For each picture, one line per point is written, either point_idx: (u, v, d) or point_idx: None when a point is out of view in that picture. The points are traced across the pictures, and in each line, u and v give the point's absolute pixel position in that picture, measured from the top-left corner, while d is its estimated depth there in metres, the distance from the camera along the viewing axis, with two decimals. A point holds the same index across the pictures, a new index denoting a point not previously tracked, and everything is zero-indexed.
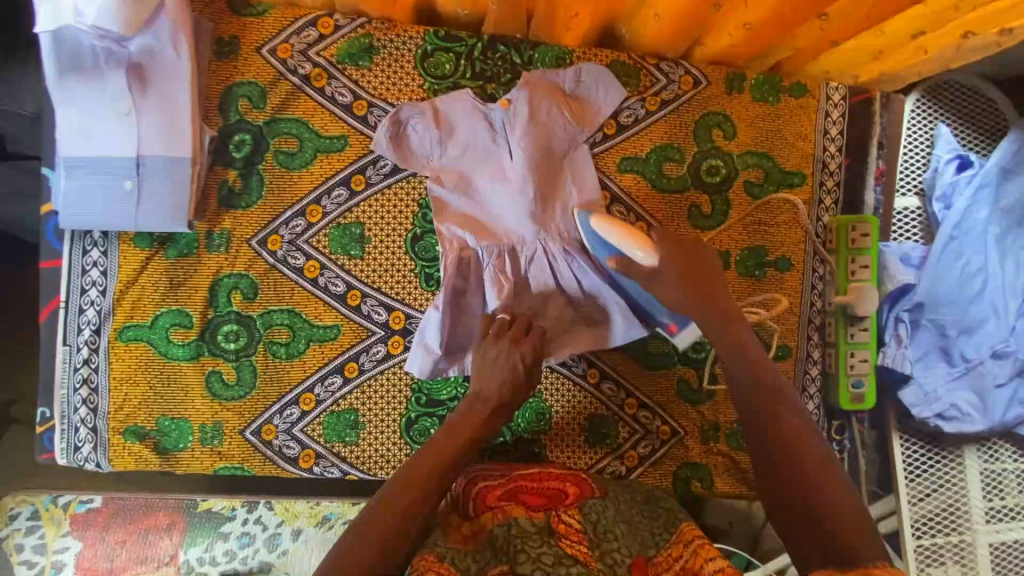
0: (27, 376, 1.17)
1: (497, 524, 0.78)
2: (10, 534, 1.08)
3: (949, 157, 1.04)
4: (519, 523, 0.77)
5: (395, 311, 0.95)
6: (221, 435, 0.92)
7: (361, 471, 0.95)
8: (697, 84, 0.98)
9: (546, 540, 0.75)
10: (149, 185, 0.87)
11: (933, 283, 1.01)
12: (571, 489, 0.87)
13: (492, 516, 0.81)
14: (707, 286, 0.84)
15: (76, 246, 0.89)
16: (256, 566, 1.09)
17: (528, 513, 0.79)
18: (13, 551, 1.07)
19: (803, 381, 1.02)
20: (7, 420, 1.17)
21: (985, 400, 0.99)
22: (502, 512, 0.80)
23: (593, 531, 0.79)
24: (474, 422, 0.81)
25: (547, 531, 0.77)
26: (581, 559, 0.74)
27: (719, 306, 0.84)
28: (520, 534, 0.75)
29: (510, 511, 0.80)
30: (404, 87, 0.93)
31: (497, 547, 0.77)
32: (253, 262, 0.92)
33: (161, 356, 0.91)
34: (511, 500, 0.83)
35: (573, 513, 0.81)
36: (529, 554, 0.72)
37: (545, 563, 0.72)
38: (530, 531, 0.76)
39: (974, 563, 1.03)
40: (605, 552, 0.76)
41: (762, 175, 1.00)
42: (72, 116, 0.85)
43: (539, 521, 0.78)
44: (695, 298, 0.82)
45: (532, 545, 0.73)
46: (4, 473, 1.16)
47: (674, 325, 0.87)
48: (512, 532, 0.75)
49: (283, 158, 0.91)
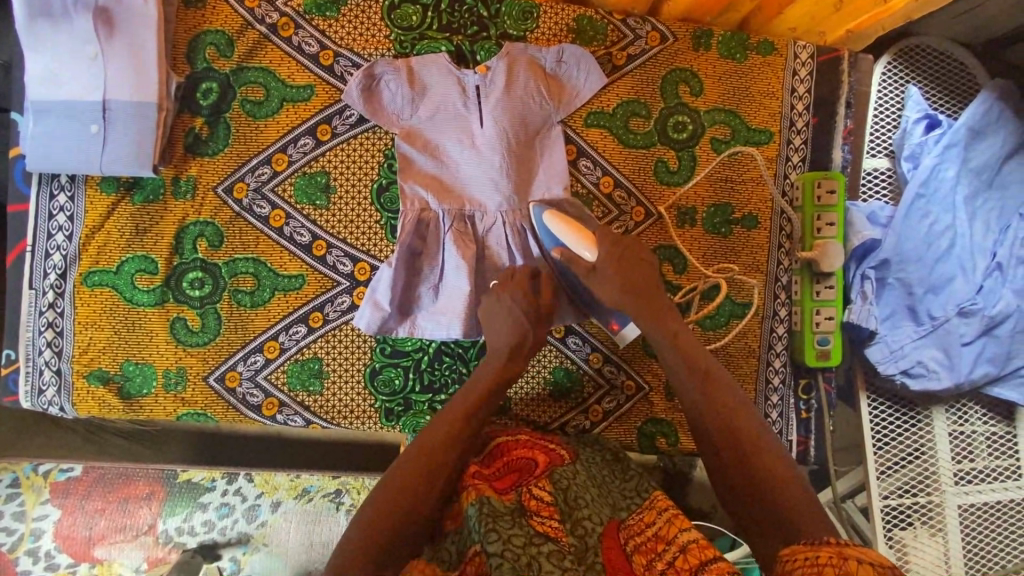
0: None
1: (469, 502, 0.71)
2: None
3: (918, 116, 1.03)
4: (492, 501, 0.71)
5: (361, 262, 0.95)
6: (184, 382, 0.93)
7: (324, 420, 0.95)
8: (664, 40, 0.98)
9: (518, 521, 0.70)
10: (115, 128, 0.88)
11: (900, 240, 1.02)
12: (539, 458, 0.82)
13: (463, 496, 0.74)
14: (644, 276, 0.86)
15: (44, 191, 0.91)
16: (234, 536, 1.10)
17: (499, 495, 0.74)
18: None
19: (769, 340, 1.02)
20: None
21: (950, 356, 0.99)
22: (475, 489, 0.73)
23: (563, 500, 0.75)
24: (469, 402, 0.81)
25: (519, 511, 0.72)
26: (552, 535, 0.70)
27: (636, 259, 0.87)
28: (492, 513, 0.69)
29: (482, 490, 0.73)
30: (370, 38, 0.94)
31: (469, 530, 0.70)
32: (218, 210, 0.93)
33: (127, 302, 0.91)
34: (482, 480, 0.76)
35: (544, 485, 0.76)
36: (500, 533, 0.67)
37: (517, 545, 0.66)
38: (502, 511, 0.70)
39: (943, 525, 1.02)
40: (576, 522, 0.72)
41: (729, 131, 1.00)
42: (39, 57, 0.86)
43: (509, 502, 0.73)
44: (633, 292, 0.84)
45: (504, 525, 0.68)
46: None
47: (616, 322, 0.95)
48: (483, 512, 0.69)
49: (250, 107, 0.93)
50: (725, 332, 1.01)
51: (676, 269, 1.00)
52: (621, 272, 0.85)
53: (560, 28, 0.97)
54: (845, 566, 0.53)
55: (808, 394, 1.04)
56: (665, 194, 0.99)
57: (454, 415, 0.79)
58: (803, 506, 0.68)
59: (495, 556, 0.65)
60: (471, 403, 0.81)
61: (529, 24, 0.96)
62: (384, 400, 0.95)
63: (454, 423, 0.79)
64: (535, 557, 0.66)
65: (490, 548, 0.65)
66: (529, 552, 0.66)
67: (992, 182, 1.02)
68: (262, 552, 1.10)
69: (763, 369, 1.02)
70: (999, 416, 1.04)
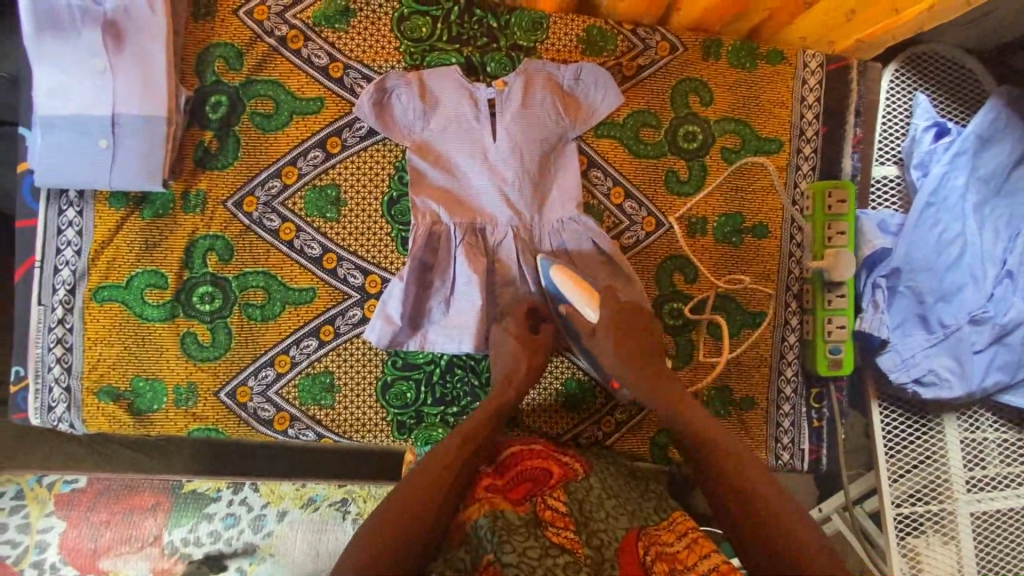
0: None
1: (481, 516, 0.72)
2: None
3: (927, 124, 1.03)
4: (506, 515, 0.72)
5: (372, 275, 0.95)
6: (196, 396, 0.92)
7: (337, 433, 0.94)
8: (674, 50, 0.98)
9: (533, 533, 0.71)
10: (124, 143, 0.87)
11: (910, 248, 1.02)
12: (554, 470, 0.82)
13: (478, 507, 0.74)
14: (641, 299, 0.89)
15: (53, 206, 0.90)
16: (241, 547, 1.08)
17: (514, 506, 0.75)
18: None
19: (780, 348, 1.02)
20: None
21: (963, 364, 0.99)
22: (487, 502, 0.74)
23: (579, 511, 0.76)
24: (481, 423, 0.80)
25: (535, 522, 0.73)
26: (569, 546, 0.71)
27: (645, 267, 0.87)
28: (506, 526, 0.71)
29: (496, 503, 0.74)
30: (380, 50, 0.93)
31: (481, 540, 0.71)
32: (228, 224, 0.92)
33: (136, 317, 0.91)
34: (495, 492, 0.77)
35: (559, 496, 0.77)
36: (515, 546, 0.68)
37: (533, 556, 0.69)
38: (517, 524, 0.72)
39: (956, 533, 1.02)
40: (592, 534, 0.74)
41: (740, 141, 1.00)
42: (48, 71, 0.85)
43: (524, 512, 0.74)
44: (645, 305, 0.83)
45: (518, 539, 0.69)
46: None
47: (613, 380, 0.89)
48: (497, 525, 0.71)
49: (259, 120, 0.92)
50: (736, 342, 1.01)
51: (687, 279, 1.00)
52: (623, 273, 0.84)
53: (570, 39, 0.97)
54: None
55: (820, 402, 1.04)
56: (675, 204, 0.99)
57: (464, 428, 0.79)
58: (792, 513, 0.68)
59: (510, 567, 0.67)
60: (483, 422, 0.80)
61: (539, 36, 0.96)
62: (396, 413, 0.95)
63: (466, 434, 0.78)
64: (551, 569, 0.68)
65: (506, 558, 0.67)
66: (545, 564, 0.68)
67: (999, 190, 1.02)
68: (269, 562, 1.07)
69: (774, 377, 1.02)
70: (1011, 424, 1.04)
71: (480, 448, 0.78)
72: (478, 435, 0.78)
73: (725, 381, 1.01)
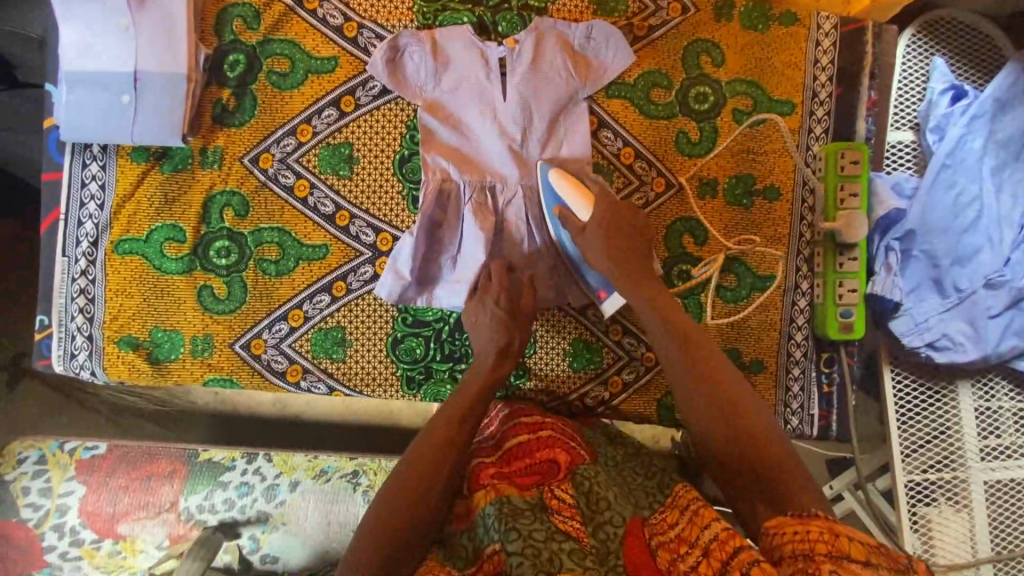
0: (27, 322, 1.16)
1: (488, 502, 0.70)
2: (17, 477, 1.05)
3: (944, 88, 1.01)
4: (512, 501, 0.69)
5: (383, 233, 0.96)
6: (211, 347, 0.94)
7: (347, 387, 0.96)
8: (685, 12, 0.99)
9: (539, 517, 0.68)
10: (145, 98, 0.90)
11: (925, 211, 1.00)
12: (561, 458, 0.78)
13: (483, 494, 0.73)
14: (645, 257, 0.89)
15: (77, 160, 0.93)
16: (255, 515, 1.06)
17: (520, 492, 0.72)
18: (20, 494, 1.04)
19: (791, 313, 1.02)
20: (19, 372, 1.16)
21: (977, 328, 0.98)
22: (494, 489, 0.72)
23: (585, 505, 0.71)
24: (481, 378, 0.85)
25: (540, 507, 0.70)
26: (574, 534, 0.67)
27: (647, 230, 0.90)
28: (511, 512, 0.68)
29: (502, 489, 0.72)
30: (393, 10, 0.95)
31: (487, 529, 0.69)
32: (244, 180, 0.94)
33: (156, 270, 0.93)
34: (502, 479, 0.75)
35: (566, 488, 0.73)
36: (520, 531, 0.65)
37: (537, 539, 0.65)
38: (521, 508, 0.69)
39: (968, 502, 1.00)
40: (599, 526, 0.69)
41: (752, 102, 1.00)
42: (74, 29, 0.88)
43: (530, 498, 0.71)
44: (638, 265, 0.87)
45: (524, 523, 0.66)
46: (9, 423, 1.16)
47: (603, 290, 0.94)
48: (502, 511, 0.68)
49: (275, 79, 0.94)
50: (746, 305, 1.01)
51: (697, 241, 1.00)
52: (614, 238, 0.86)
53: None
54: (836, 544, 0.54)
55: (830, 367, 1.03)
56: (686, 165, 0.99)
57: (466, 390, 0.84)
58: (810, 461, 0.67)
59: (515, 555, 0.63)
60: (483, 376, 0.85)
61: None
62: (405, 368, 0.97)
63: (473, 396, 0.82)
64: (555, 554, 0.64)
65: (512, 546, 0.64)
66: (551, 548, 0.64)
67: (1019, 154, 1.00)
68: (281, 531, 1.06)
69: (785, 342, 1.02)
70: None
71: (483, 409, 0.82)
72: (479, 394, 0.83)
73: (735, 344, 1.01)
